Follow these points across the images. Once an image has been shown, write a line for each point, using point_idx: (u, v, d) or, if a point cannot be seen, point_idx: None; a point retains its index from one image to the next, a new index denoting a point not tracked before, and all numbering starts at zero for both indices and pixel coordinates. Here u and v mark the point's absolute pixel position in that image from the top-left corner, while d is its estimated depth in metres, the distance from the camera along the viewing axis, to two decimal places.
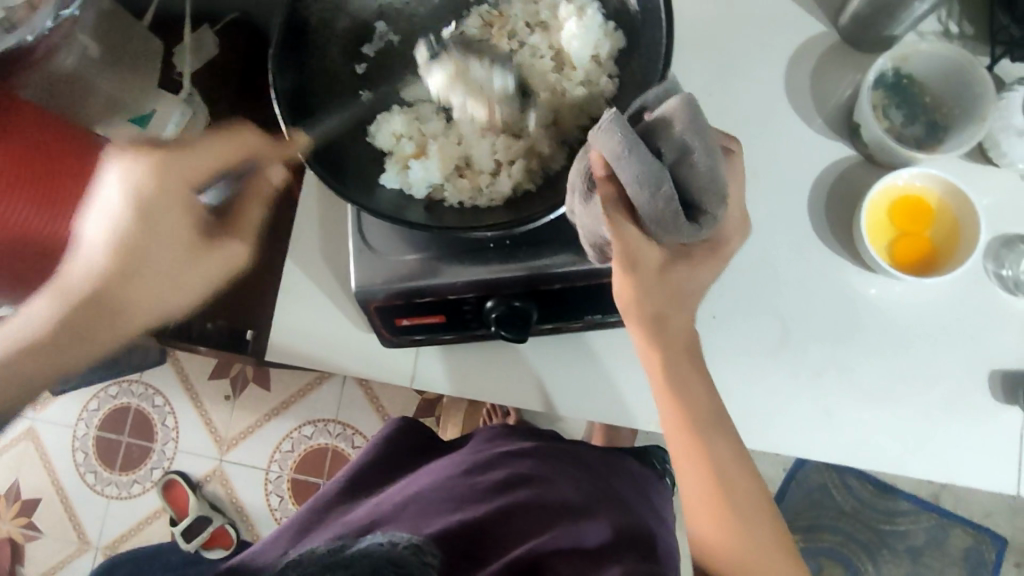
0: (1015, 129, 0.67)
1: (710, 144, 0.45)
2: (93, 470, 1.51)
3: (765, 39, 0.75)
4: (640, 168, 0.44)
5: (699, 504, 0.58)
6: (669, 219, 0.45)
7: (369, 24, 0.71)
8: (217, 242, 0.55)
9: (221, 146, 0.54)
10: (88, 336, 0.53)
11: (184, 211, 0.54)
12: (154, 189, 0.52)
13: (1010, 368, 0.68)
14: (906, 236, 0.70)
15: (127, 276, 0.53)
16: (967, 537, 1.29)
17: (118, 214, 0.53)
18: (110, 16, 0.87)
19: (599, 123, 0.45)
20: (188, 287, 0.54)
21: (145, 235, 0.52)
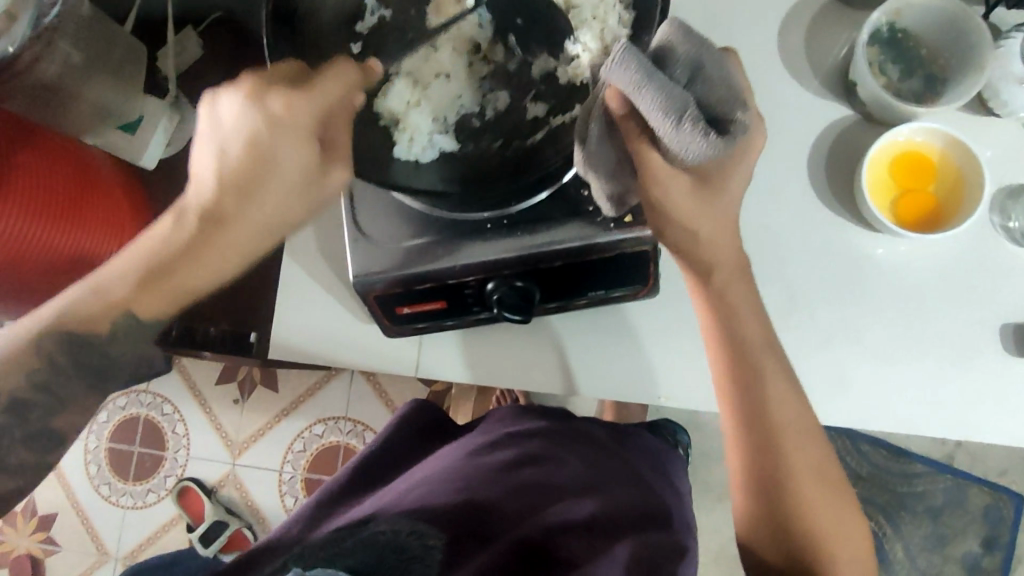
0: (1015, 76, 0.66)
1: (714, 55, 0.46)
2: (106, 481, 1.51)
3: (756, 3, 0.74)
4: (665, 92, 0.43)
5: (745, 476, 0.60)
6: (704, 138, 0.44)
7: (358, 3, 0.69)
8: (329, 166, 0.50)
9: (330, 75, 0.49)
10: (205, 251, 0.50)
11: (305, 141, 0.48)
12: (276, 115, 0.47)
13: (1022, 319, 0.67)
14: (910, 193, 0.69)
15: (245, 192, 0.49)
16: (984, 496, 1.29)
17: (239, 134, 0.47)
18: (91, 21, 0.83)
19: (608, 61, 0.44)
20: (275, 226, 0.51)
21: (278, 143, 0.47)
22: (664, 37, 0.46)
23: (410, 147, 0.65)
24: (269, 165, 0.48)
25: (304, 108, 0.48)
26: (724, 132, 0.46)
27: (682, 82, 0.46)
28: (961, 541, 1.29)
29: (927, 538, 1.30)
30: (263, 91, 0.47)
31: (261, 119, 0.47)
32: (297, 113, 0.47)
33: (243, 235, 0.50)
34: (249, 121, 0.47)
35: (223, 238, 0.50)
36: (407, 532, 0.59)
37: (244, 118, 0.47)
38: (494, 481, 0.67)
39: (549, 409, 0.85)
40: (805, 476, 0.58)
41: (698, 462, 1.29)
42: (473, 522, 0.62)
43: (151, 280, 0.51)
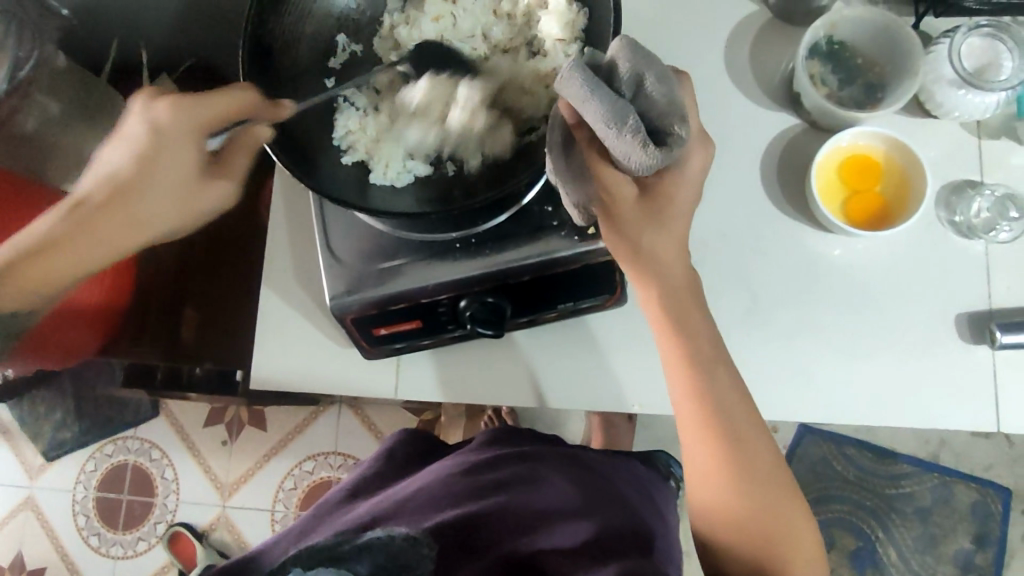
0: (945, 79, 0.69)
1: (659, 70, 0.48)
2: (95, 532, 1.49)
3: (701, 24, 0.78)
4: (605, 105, 0.45)
5: (702, 475, 0.61)
6: (643, 149, 0.46)
7: (331, 38, 0.72)
8: (208, 181, 0.60)
9: (225, 102, 0.58)
10: (132, 226, 0.60)
11: (189, 144, 0.58)
12: (170, 122, 0.57)
13: (975, 309, 0.70)
14: (859, 194, 0.72)
15: (152, 158, 0.57)
16: (972, 492, 1.30)
17: (139, 143, 0.57)
18: (66, 74, 0.89)
19: (558, 78, 0.48)
20: (190, 207, 0.60)
21: (157, 152, 0.57)
22: (612, 52, 0.48)
23: (386, 173, 0.67)
24: (137, 182, 0.58)
25: (182, 117, 0.57)
26: (664, 144, 0.48)
27: (627, 94, 0.48)
28: (953, 539, 1.30)
29: (919, 538, 1.31)
30: (155, 105, 0.58)
31: (147, 125, 0.57)
32: (214, 189, 0.60)
33: (152, 201, 0.59)
34: (137, 133, 0.57)
35: (122, 219, 0.59)
36: (404, 539, 0.62)
37: (135, 129, 0.58)
38: (482, 499, 0.68)
39: (531, 434, 0.86)
40: (760, 478, 0.60)
41: None
42: (463, 535, 0.64)
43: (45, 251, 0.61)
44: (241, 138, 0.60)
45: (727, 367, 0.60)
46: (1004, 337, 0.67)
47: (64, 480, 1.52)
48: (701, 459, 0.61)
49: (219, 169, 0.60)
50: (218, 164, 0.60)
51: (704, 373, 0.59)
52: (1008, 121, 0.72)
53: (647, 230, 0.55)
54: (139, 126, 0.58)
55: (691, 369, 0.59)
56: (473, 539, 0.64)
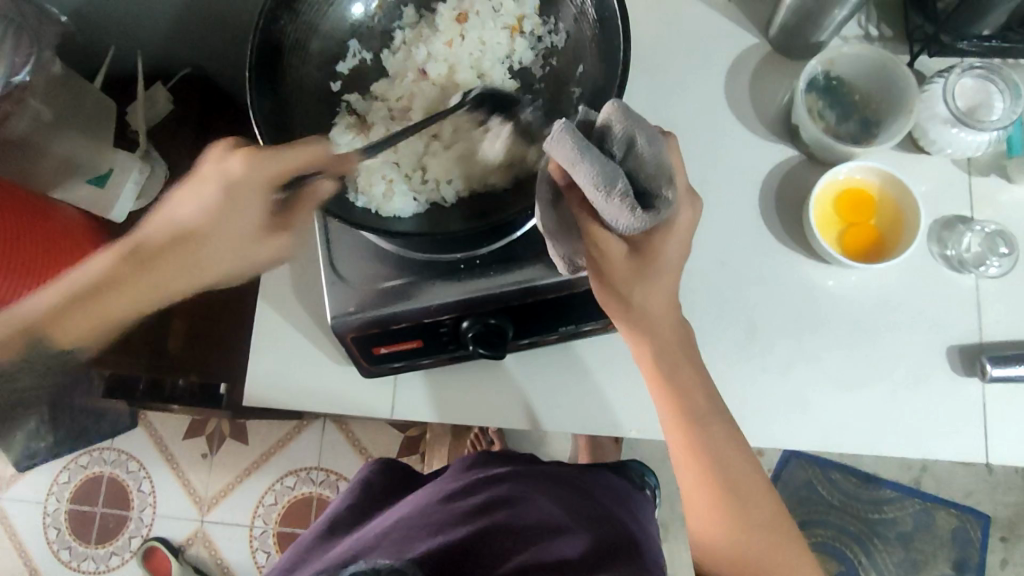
0: (939, 118, 0.72)
1: (651, 132, 0.48)
2: (67, 546, 1.46)
3: (701, 54, 0.80)
4: (595, 169, 0.45)
5: (703, 506, 0.60)
6: (630, 215, 0.46)
7: (342, 43, 0.72)
8: (270, 235, 0.57)
9: (303, 155, 0.54)
10: (150, 269, 0.55)
11: (258, 201, 0.55)
12: (241, 176, 0.53)
13: (966, 341, 0.71)
14: (855, 227, 0.74)
15: (184, 245, 0.55)
16: (953, 518, 1.32)
17: (206, 200, 0.54)
18: (64, 82, 0.93)
19: (549, 137, 0.47)
20: (225, 267, 0.56)
21: (212, 221, 0.54)
22: (606, 114, 0.47)
23: (368, 190, 0.66)
24: (197, 241, 0.55)
25: (257, 173, 0.53)
26: (650, 207, 0.48)
27: (618, 156, 0.48)
28: (933, 565, 1.31)
29: (901, 563, 1.32)
30: (229, 155, 0.54)
31: (222, 182, 0.54)
32: (274, 246, 0.57)
33: (178, 279, 0.56)
34: (216, 188, 0.54)
35: (186, 260, 0.55)
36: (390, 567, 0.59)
37: (214, 176, 0.54)
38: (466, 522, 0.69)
39: (504, 454, 0.88)
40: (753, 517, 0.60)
41: (673, 497, 1.30)
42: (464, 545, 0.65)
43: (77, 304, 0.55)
44: (307, 188, 0.57)
45: (722, 419, 0.60)
46: (994, 370, 0.69)
47: (36, 491, 1.48)
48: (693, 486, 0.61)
49: (284, 222, 0.57)
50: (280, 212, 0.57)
51: (694, 423, 0.59)
52: (998, 158, 0.75)
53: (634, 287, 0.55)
54: (225, 171, 0.54)
55: (687, 421, 0.59)
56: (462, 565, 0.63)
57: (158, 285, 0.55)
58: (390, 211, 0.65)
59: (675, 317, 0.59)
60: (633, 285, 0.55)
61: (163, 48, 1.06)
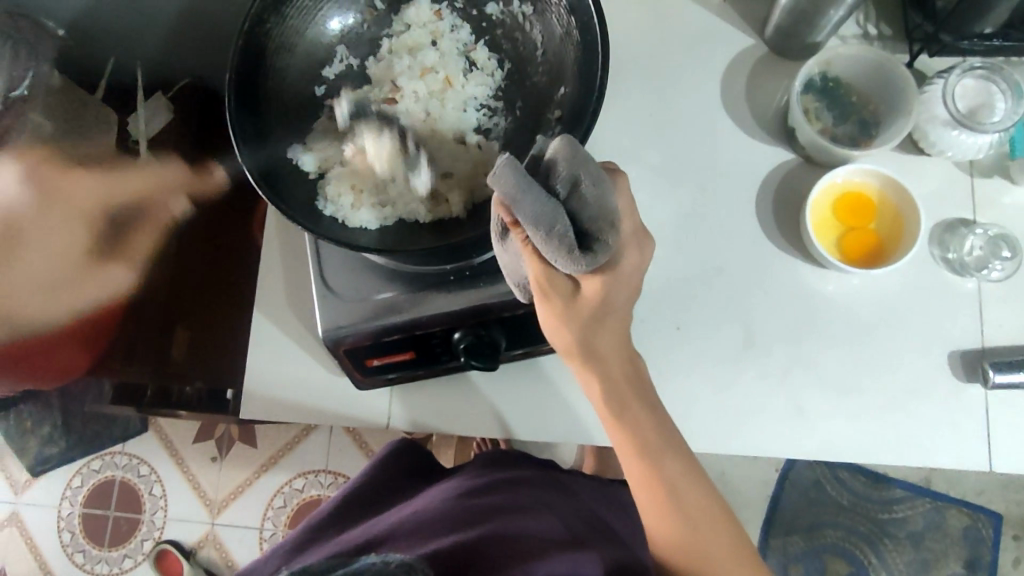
0: (939, 120, 0.70)
1: (596, 172, 0.47)
2: (81, 549, 1.48)
3: (697, 57, 0.79)
4: (536, 209, 0.45)
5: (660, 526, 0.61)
6: (567, 256, 0.47)
7: (329, 48, 0.72)
8: None
9: None
10: None
11: None
12: None
13: (969, 347, 0.70)
14: (853, 231, 0.73)
15: None
16: (963, 517, 1.30)
17: None
18: (61, 91, 0.90)
19: (494, 170, 0.45)
20: None
21: None
22: (553, 150, 0.47)
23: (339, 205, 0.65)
24: None
25: None
26: (588, 248, 0.48)
27: (562, 195, 0.47)
28: (944, 565, 1.30)
29: (911, 563, 1.30)
30: None
31: None
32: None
33: None
34: None
35: None
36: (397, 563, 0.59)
37: None
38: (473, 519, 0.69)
39: (507, 454, 0.89)
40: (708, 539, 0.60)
41: None
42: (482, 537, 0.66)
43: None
44: None
45: (675, 451, 0.61)
46: (997, 376, 0.67)
47: (50, 495, 1.50)
48: (650, 510, 0.61)
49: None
50: None
51: (649, 454, 0.60)
52: (1000, 159, 0.73)
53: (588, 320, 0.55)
54: None
55: (640, 451, 0.60)
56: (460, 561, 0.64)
57: None
58: (356, 223, 0.64)
59: (626, 355, 0.60)
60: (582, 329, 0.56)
61: None
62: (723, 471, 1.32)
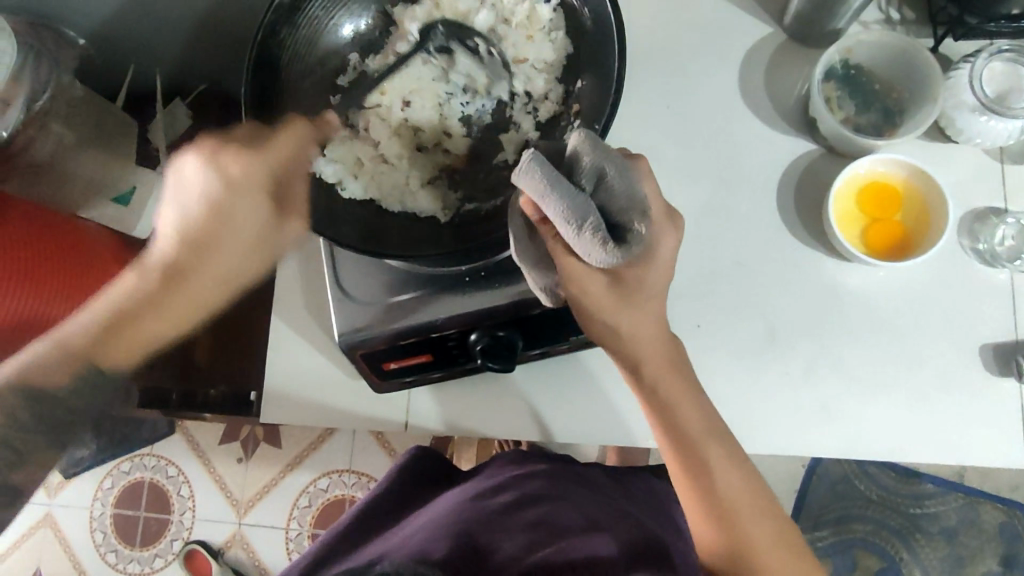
0: (967, 106, 0.68)
1: (619, 162, 0.47)
2: (114, 549, 1.51)
3: (713, 48, 0.77)
4: (567, 202, 0.45)
5: (695, 511, 0.60)
6: (602, 249, 0.46)
7: (342, 54, 0.71)
8: (282, 225, 0.61)
9: (284, 141, 0.59)
10: (158, 313, 0.61)
11: (258, 201, 0.59)
12: (224, 188, 0.58)
13: (1001, 340, 0.68)
14: (878, 222, 0.71)
15: (195, 255, 0.60)
16: (998, 512, 1.27)
17: (193, 206, 0.59)
18: (83, 101, 0.95)
19: (518, 168, 0.46)
20: (193, 302, 0.62)
21: (217, 223, 0.59)
22: (574, 145, 0.47)
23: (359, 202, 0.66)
24: (195, 265, 0.60)
25: (256, 167, 0.58)
26: (622, 242, 0.47)
27: (588, 189, 0.47)
28: (979, 562, 1.26)
29: (945, 560, 1.27)
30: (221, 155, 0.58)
31: (219, 183, 0.58)
32: (289, 229, 0.61)
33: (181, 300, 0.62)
34: (213, 185, 0.58)
35: (159, 313, 0.61)
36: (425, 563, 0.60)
37: (212, 182, 0.58)
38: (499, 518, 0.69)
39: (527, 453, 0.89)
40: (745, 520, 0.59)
41: None
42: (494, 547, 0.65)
43: (112, 332, 0.61)
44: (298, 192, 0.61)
45: (717, 442, 0.59)
46: None
47: (82, 497, 1.53)
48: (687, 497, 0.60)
49: (286, 209, 0.60)
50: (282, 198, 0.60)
51: (696, 444, 0.59)
52: None
53: (608, 316, 0.55)
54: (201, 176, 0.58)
55: (671, 444, 0.59)
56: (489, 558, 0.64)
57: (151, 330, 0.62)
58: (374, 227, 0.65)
59: (650, 353, 0.59)
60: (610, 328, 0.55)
61: (178, 67, 1.07)
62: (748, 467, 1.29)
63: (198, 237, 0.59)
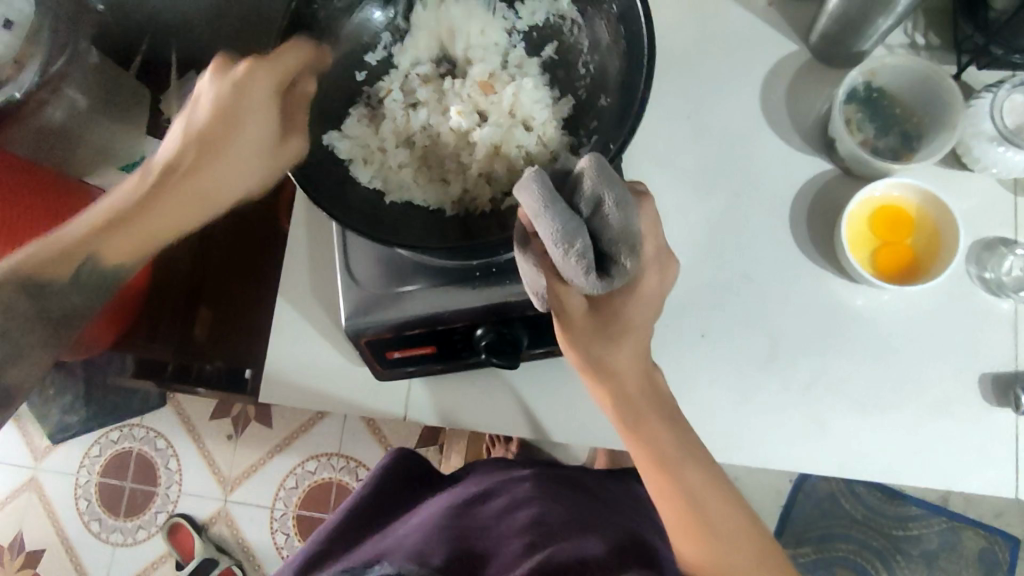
0: (985, 135, 0.68)
1: (622, 193, 0.47)
2: (96, 517, 1.50)
3: (737, 60, 0.77)
4: (557, 224, 0.45)
5: (678, 530, 0.60)
6: (584, 275, 0.47)
7: (373, 34, 0.71)
8: (285, 142, 0.56)
9: (287, 59, 0.54)
10: (177, 204, 0.54)
11: (271, 113, 0.53)
12: (243, 86, 0.51)
13: (1001, 370, 0.69)
14: (889, 246, 0.71)
15: (208, 156, 0.52)
16: (981, 539, 1.28)
17: (204, 109, 0.52)
18: (101, 68, 0.95)
19: (520, 181, 0.47)
20: (192, 207, 0.55)
21: (235, 119, 0.52)
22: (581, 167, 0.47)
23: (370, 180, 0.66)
24: (210, 150, 0.52)
25: (266, 79, 0.52)
26: (606, 272, 0.49)
27: (585, 213, 0.47)
28: None
29: None
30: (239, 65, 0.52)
31: (224, 85, 0.51)
32: (291, 150, 0.56)
33: (167, 213, 0.54)
34: (220, 94, 0.51)
35: (183, 198, 0.54)
36: None
37: (216, 90, 0.51)
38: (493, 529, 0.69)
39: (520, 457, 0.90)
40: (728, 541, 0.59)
41: None
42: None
43: (113, 226, 0.54)
44: (299, 100, 0.56)
45: (700, 465, 0.59)
46: None
47: (69, 463, 1.52)
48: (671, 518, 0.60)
49: (290, 127, 0.56)
50: (290, 119, 0.56)
51: (685, 461, 0.59)
52: None
53: (614, 328, 0.55)
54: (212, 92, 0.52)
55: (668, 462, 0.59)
56: None
57: (147, 231, 0.55)
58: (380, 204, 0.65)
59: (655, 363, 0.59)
60: (592, 353, 0.56)
61: None
62: (734, 477, 1.30)
63: (209, 141, 0.52)
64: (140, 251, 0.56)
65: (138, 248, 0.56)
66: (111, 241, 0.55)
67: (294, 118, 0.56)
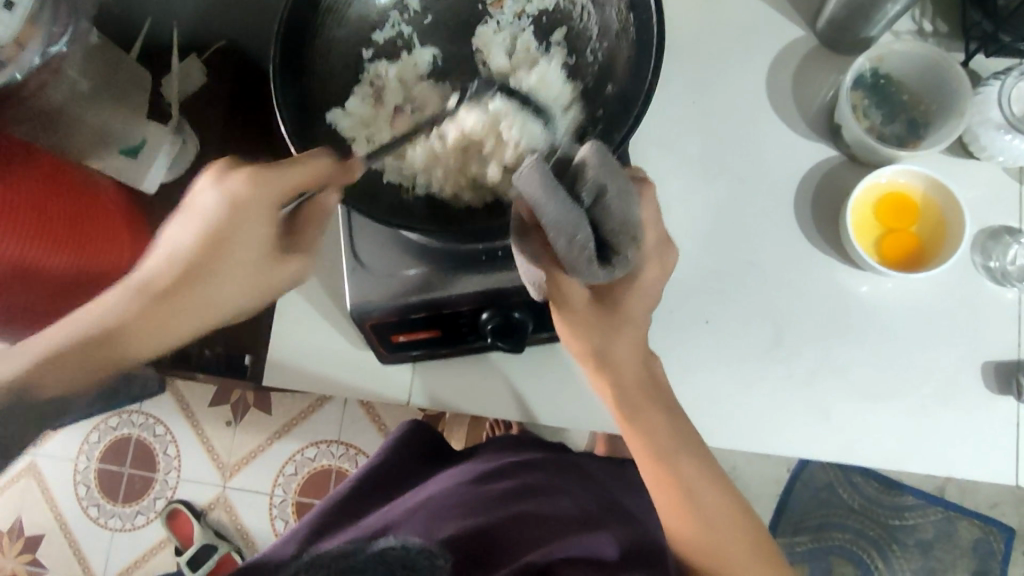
0: (993, 123, 0.68)
1: (623, 184, 0.46)
2: (95, 503, 1.50)
3: (744, 46, 0.77)
4: (559, 214, 0.44)
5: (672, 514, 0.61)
6: (585, 265, 0.47)
7: (382, 12, 0.70)
8: (281, 262, 0.54)
9: (296, 174, 0.51)
10: (91, 352, 0.52)
11: (268, 219, 0.51)
12: (245, 202, 0.50)
13: (1004, 358, 0.69)
14: (893, 233, 0.71)
15: (189, 281, 0.51)
16: (976, 529, 1.29)
17: (193, 226, 0.50)
18: (99, 49, 0.93)
19: (518, 171, 0.45)
20: (162, 329, 0.52)
21: (210, 243, 0.50)
22: (583, 156, 0.46)
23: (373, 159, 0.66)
24: (193, 275, 0.50)
25: (276, 184, 0.50)
26: (605, 260, 0.48)
27: (586, 203, 0.46)
28: None
29: (918, 571, 1.29)
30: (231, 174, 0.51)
31: (224, 203, 0.50)
32: (287, 270, 0.54)
33: (151, 333, 0.52)
34: (217, 207, 0.50)
35: (143, 327, 0.52)
36: (419, 553, 0.60)
37: (212, 202, 0.50)
38: (494, 509, 0.69)
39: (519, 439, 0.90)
40: (725, 527, 0.60)
41: None
42: (473, 545, 0.64)
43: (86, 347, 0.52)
44: (312, 207, 0.55)
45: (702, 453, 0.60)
46: None
47: (68, 449, 1.52)
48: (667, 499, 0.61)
49: (291, 246, 0.54)
50: (292, 238, 0.54)
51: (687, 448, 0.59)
52: None
53: (620, 311, 0.55)
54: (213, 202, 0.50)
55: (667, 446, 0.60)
56: (484, 553, 0.63)
57: (67, 370, 0.52)
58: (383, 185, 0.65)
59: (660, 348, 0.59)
60: (597, 335, 0.56)
61: (197, 22, 1.05)
62: (732, 466, 1.30)
63: (200, 261, 0.50)
64: (74, 381, 0.53)
65: (83, 376, 0.53)
66: (68, 362, 0.52)
67: (300, 235, 0.55)
